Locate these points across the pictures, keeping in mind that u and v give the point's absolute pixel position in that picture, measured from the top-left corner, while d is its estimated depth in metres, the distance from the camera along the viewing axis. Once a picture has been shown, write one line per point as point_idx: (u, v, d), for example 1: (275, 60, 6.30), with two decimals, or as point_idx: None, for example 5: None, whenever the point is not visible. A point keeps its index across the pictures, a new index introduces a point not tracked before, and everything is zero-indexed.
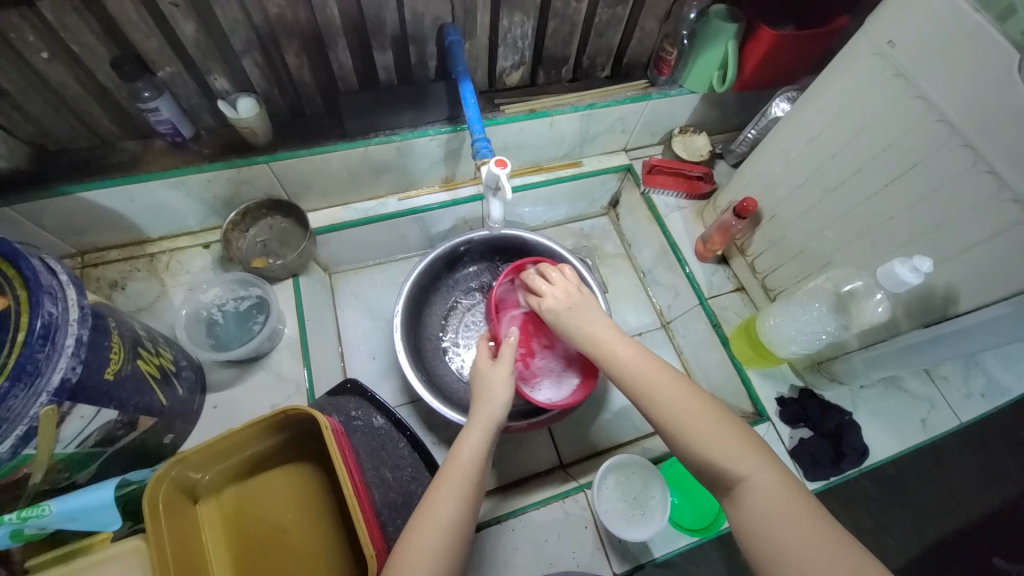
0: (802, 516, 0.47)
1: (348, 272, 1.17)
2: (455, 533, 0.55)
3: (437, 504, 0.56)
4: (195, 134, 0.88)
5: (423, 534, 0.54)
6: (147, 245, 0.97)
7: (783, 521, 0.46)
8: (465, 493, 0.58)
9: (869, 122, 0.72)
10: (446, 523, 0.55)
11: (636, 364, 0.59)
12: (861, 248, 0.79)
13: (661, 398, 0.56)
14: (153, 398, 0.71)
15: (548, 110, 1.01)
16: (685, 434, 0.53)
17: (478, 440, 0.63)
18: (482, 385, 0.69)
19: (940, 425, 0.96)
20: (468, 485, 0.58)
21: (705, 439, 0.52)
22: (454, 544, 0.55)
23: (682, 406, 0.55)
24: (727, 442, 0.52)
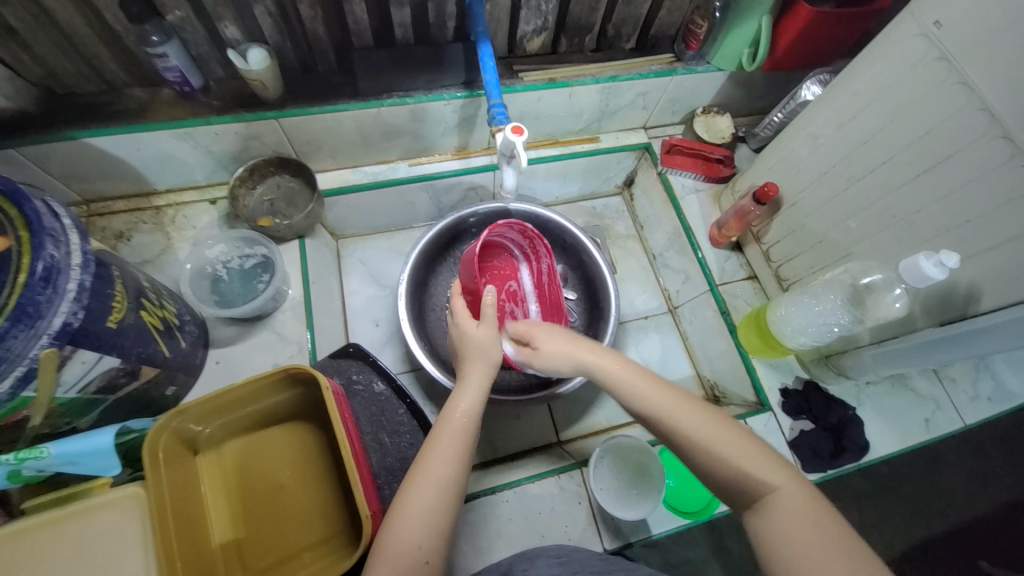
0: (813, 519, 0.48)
1: (355, 238, 1.16)
2: (452, 490, 0.55)
3: (433, 464, 0.56)
4: (204, 85, 0.85)
5: (418, 494, 0.54)
6: (153, 197, 0.96)
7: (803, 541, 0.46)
8: (461, 452, 0.57)
9: (905, 108, 0.69)
10: (442, 483, 0.55)
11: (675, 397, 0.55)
12: (883, 241, 0.77)
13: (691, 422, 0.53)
14: (156, 350, 0.71)
15: (568, 79, 0.97)
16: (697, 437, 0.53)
17: (471, 404, 0.61)
18: (470, 342, 0.67)
19: (944, 425, 0.96)
20: (463, 444, 0.58)
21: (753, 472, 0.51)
22: (447, 506, 0.55)
23: (692, 410, 0.54)
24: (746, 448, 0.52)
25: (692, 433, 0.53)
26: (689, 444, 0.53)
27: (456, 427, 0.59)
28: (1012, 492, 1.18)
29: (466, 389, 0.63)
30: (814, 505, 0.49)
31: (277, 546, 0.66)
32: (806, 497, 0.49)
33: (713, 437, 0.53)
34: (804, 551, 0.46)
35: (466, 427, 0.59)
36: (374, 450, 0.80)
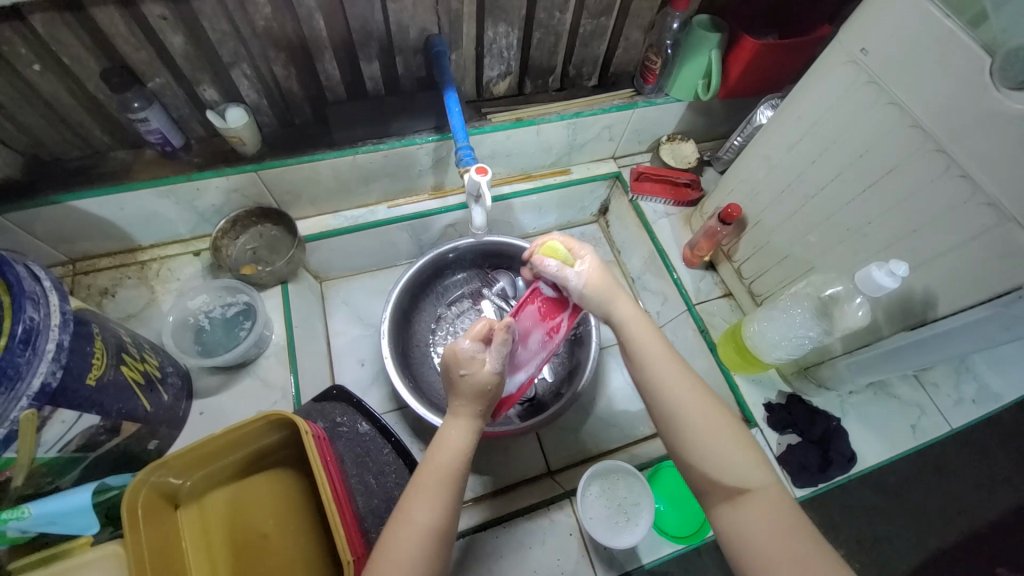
0: (790, 528, 0.51)
1: (339, 280, 1.18)
2: (434, 538, 0.55)
3: (413, 509, 0.56)
4: (186, 144, 0.89)
5: (399, 539, 0.54)
6: (138, 252, 0.98)
7: (765, 530, 0.52)
8: (446, 500, 0.57)
9: (845, 129, 0.73)
10: (424, 528, 0.55)
11: (687, 379, 0.61)
12: (841, 253, 0.79)
13: (688, 402, 0.59)
14: (137, 404, 0.71)
15: (534, 118, 1.02)
16: (697, 441, 0.57)
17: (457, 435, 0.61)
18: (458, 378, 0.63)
19: (931, 431, 0.96)
20: (448, 491, 0.57)
21: (731, 458, 0.56)
22: (430, 549, 0.55)
23: (702, 423, 0.58)
24: (741, 455, 0.56)
25: (689, 411, 0.58)
26: (688, 435, 0.58)
27: (440, 469, 0.58)
28: (1013, 492, 1.17)
29: (453, 424, 0.62)
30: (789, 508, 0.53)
31: None
32: (781, 502, 0.54)
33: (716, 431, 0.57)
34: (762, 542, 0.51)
35: (452, 469, 0.59)
36: (359, 492, 0.78)
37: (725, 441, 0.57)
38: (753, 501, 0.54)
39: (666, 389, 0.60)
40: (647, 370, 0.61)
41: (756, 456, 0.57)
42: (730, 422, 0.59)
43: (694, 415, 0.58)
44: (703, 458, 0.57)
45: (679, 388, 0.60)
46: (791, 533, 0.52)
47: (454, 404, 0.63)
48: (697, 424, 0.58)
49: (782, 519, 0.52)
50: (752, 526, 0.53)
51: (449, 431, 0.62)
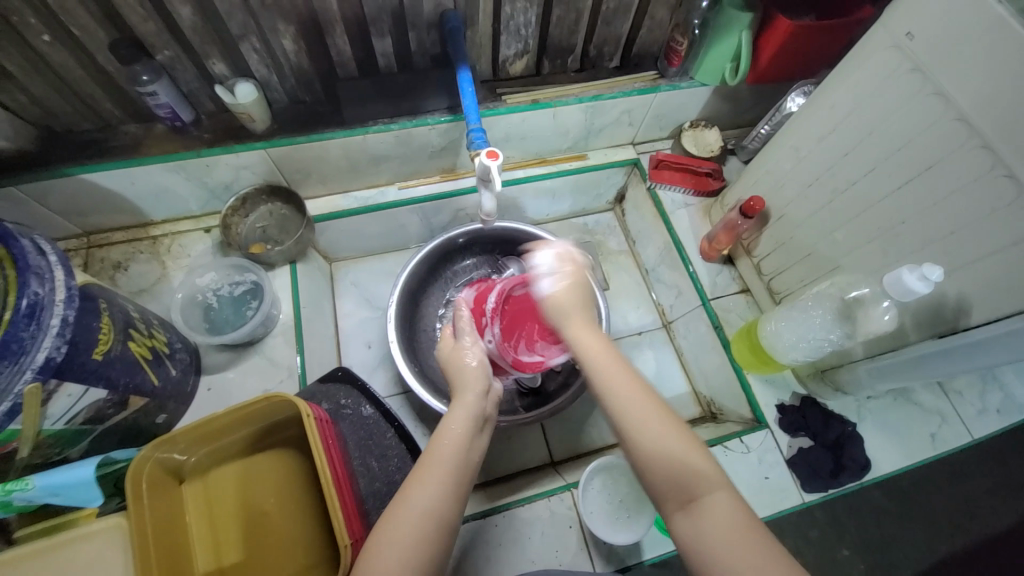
0: (745, 535, 0.48)
1: (348, 262, 1.17)
2: (432, 523, 0.54)
3: (414, 495, 0.55)
4: (195, 118, 0.88)
5: (395, 525, 0.53)
6: (150, 227, 0.98)
7: (724, 538, 0.48)
8: (447, 486, 0.56)
9: (882, 120, 0.68)
10: (426, 512, 0.54)
11: (634, 390, 0.57)
12: (870, 253, 0.75)
13: (632, 411, 0.55)
14: (144, 379, 0.72)
15: (551, 100, 0.98)
16: (638, 433, 0.54)
17: (462, 420, 0.61)
18: (456, 376, 0.68)
19: (951, 440, 0.93)
20: (450, 479, 0.57)
21: (671, 449, 0.53)
22: (432, 534, 0.53)
23: (642, 411, 0.55)
24: (690, 453, 0.53)
25: (649, 440, 0.53)
26: (636, 440, 0.54)
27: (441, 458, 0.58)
28: None
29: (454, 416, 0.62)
30: (748, 522, 0.49)
31: None
32: (738, 509, 0.50)
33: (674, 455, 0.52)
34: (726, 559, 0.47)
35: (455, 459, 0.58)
36: (361, 475, 0.79)
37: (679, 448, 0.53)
38: (708, 507, 0.50)
39: (609, 393, 0.57)
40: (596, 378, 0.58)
41: (702, 454, 0.53)
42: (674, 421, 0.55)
43: (650, 430, 0.54)
44: (642, 446, 0.53)
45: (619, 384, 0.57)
46: (746, 535, 0.48)
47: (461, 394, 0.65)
48: (643, 416, 0.55)
49: (739, 526, 0.49)
50: (707, 526, 0.49)
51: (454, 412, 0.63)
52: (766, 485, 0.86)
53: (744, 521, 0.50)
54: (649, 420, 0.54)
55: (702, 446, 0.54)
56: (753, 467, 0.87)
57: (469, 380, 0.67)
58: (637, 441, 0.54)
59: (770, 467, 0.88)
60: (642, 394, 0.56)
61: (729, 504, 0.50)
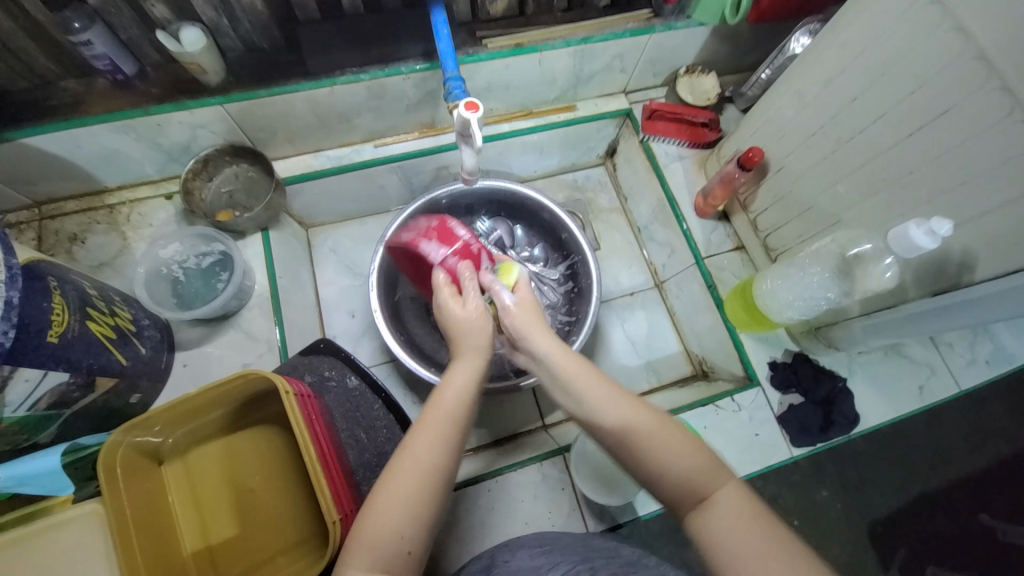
0: (755, 526, 0.48)
1: (326, 227, 1.10)
2: (433, 478, 0.52)
3: (415, 448, 0.53)
4: (140, 71, 0.79)
5: (396, 478, 0.52)
6: (106, 195, 0.91)
7: (735, 534, 0.48)
8: (448, 440, 0.55)
9: (895, 61, 0.63)
10: (428, 466, 0.53)
11: (636, 402, 0.57)
12: (873, 207, 0.71)
13: (640, 420, 0.55)
14: (110, 359, 0.68)
15: (536, 44, 0.90)
16: (646, 441, 0.54)
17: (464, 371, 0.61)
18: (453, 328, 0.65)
19: (937, 392, 0.94)
20: (451, 433, 0.55)
21: (680, 458, 0.53)
22: (429, 492, 0.52)
23: (649, 419, 0.55)
24: (698, 460, 0.53)
25: (657, 448, 0.54)
26: (641, 449, 0.54)
27: (441, 411, 0.56)
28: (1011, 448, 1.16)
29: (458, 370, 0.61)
30: (760, 515, 0.49)
31: (248, 553, 0.64)
32: (748, 505, 0.50)
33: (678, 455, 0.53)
34: (738, 553, 0.47)
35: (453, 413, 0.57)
36: (350, 447, 0.77)
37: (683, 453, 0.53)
38: (717, 507, 0.50)
39: (605, 401, 0.57)
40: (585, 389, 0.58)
41: (707, 454, 0.53)
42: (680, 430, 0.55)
43: (659, 435, 0.54)
44: (655, 455, 0.54)
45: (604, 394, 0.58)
46: (759, 526, 0.48)
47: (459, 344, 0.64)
48: (650, 425, 0.55)
49: (749, 521, 0.49)
50: (717, 523, 0.49)
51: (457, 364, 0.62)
52: (755, 441, 0.87)
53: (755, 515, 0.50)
54: (658, 429, 0.54)
55: (720, 458, 0.53)
56: (743, 425, 0.88)
57: (472, 334, 0.64)
58: (645, 447, 0.54)
59: (760, 424, 0.88)
60: (644, 408, 0.56)
61: (738, 500, 0.51)
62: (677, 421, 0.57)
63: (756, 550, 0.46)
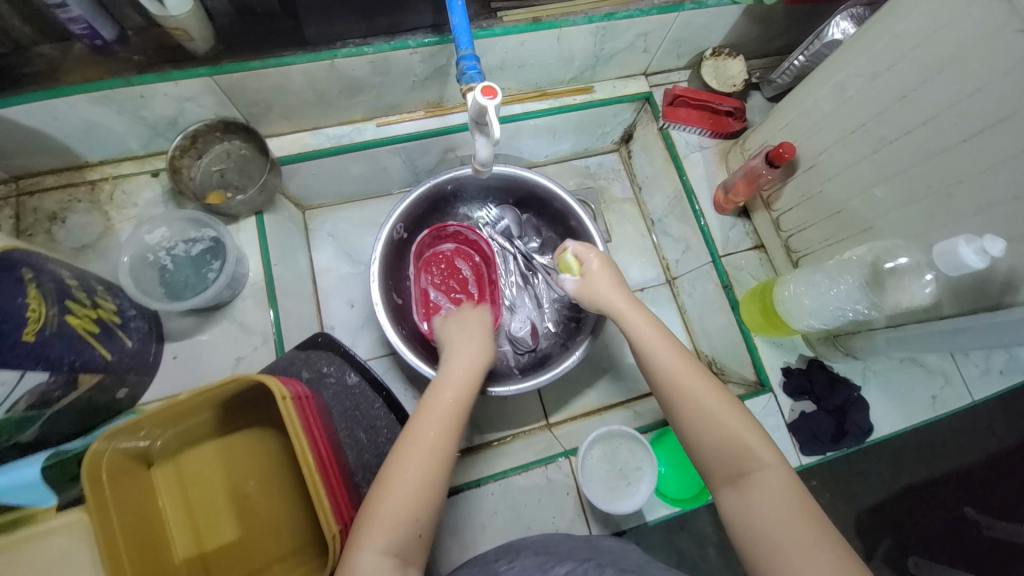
0: (796, 508, 0.49)
1: (324, 209, 1.04)
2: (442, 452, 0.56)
3: (422, 424, 0.57)
4: (121, 35, 0.72)
5: (407, 451, 0.55)
6: (87, 170, 0.84)
7: (774, 513, 0.49)
8: (454, 421, 0.59)
9: (954, 59, 0.57)
10: (436, 442, 0.56)
11: (692, 373, 0.59)
12: (912, 215, 0.67)
13: (687, 390, 0.57)
14: (93, 355, 0.64)
15: (556, 19, 0.82)
16: (689, 412, 0.56)
17: (464, 371, 0.66)
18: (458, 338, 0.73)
19: (950, 402, 0.91)
20: (456, 416, 0.59)
21: (724, 431, 0.54)
22: (438, 477, 0.55)
23: (695, 388, 0.57)
24: (748, 432, 0.54)
25: (699, 418, 0.56)
26: (682, 418, 0.57)
27: (447, 400, 0.61)
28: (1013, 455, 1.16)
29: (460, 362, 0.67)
30: (802, 498, 0.50)
31: (243, 561, 0.61)
32: (790, 485, 0.51)
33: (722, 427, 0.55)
34: (773, 534, 0.48)
35: (455, 408, 0.61)
36: (349, 446, 0.74)
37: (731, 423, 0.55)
38: (758, 484, 0.51)
39: (655, 358, 0.61)
40: (645, 352, 0.62)
41: (757, 430, 0.54)
42: (734, 405, 0.56)
43: (705, 407, 0.56)
44: (696, 424, 0.56)
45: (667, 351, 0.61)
46: (799, 509, 0.49)
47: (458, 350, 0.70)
48: (685, 392, 0.58)
49: (790, 501, 0.50)
50: (754, 501, 0.51)
51: (456, 366, 0.67)
52: None
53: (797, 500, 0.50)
54: (706, 396, 0.56)
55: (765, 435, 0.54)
56: None
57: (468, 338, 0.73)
58: (690, 417, 0.56)
59: (771, 431, 0.86)
60: (699, 375, 0.58)
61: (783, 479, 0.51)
62: (734, 399, 0.57)
63: (797, 533, 0.48)
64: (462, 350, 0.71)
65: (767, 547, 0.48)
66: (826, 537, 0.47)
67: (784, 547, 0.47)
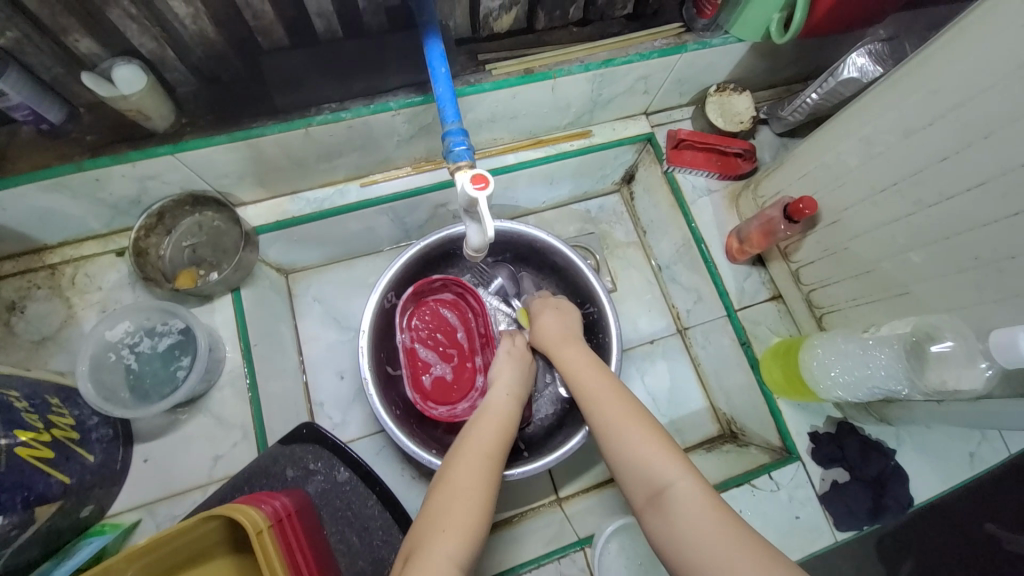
0: (708, 519, 0.52)
1: (308, 272, 0.97)
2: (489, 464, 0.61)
3: (470, 437, 0.64)
4: (72, 115, 0.65)
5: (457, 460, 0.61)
6: (44, 253, 0.76)
7: (693, 527, 0.52)
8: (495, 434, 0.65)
9: (1006, 121, 0.51)
10: (482, 455, 0.62)
11: (618, 401, 0.64)
12: (957, 285, 0.60)
13: (613, 414, 0.62)
14: (49, 484, 0.58)
15: (549, 69, 0.76)
16: (614, 433, 0.61)
17: (506, 388, 0.71)
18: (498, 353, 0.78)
19: (992, 460, 0.84)
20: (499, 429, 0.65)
21: (640, 448, 0.58)
22: (486, 487, 0.59)
23: (619, 414, 0.62)
24: (654, 451, 0.58)
25: (624, 442, 0.60)
26: (608, 443, 0.61)
27: (486, 415, 0.67)
28: None
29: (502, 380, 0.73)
30: (715, 514, 0.52)
31: None
32: (699, 498, 0.53)
33: (639, 444, 0.59)
34: (695, 545, 0.51)
35: (499, 421, 0.67)
36: (342, 553, 0.68)
37: (649, 447, 0.58)
38: (672, 498, 0.54)
39: (586, 386, 0.67)
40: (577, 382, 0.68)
41: (671, 450, 0.58)
42: (655, 430, 0.60)
43: (628, 430, 0.60)
44: (625, 450, 0.59)
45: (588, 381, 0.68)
46: (711, 522, 0.52)
47: (498, 370, 0.74)
48: (616, 417, 0.62)
49: (702, 514, 0.53)
50: (672, 517, 0.53)
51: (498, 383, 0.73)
52: (796, 525, 0.77)
53: (713, 511, 0.52)
54: (623, 421, 0.61)
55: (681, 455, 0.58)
56: (782, 507, 0.78)
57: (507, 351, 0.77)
58: (613, 440, 0.61)
59: (801, 505, 0.78)
60: (619, 402, 0.63)
61: (695, 493, 0.54)
62: (655, 422, 0.62)
63: (711, 543, 0.50)
64: (501, 364, 0.75)
65: (691, 559, 0.51)
66: (739, 544, 0.49)
67: (706, 559, 0.50)
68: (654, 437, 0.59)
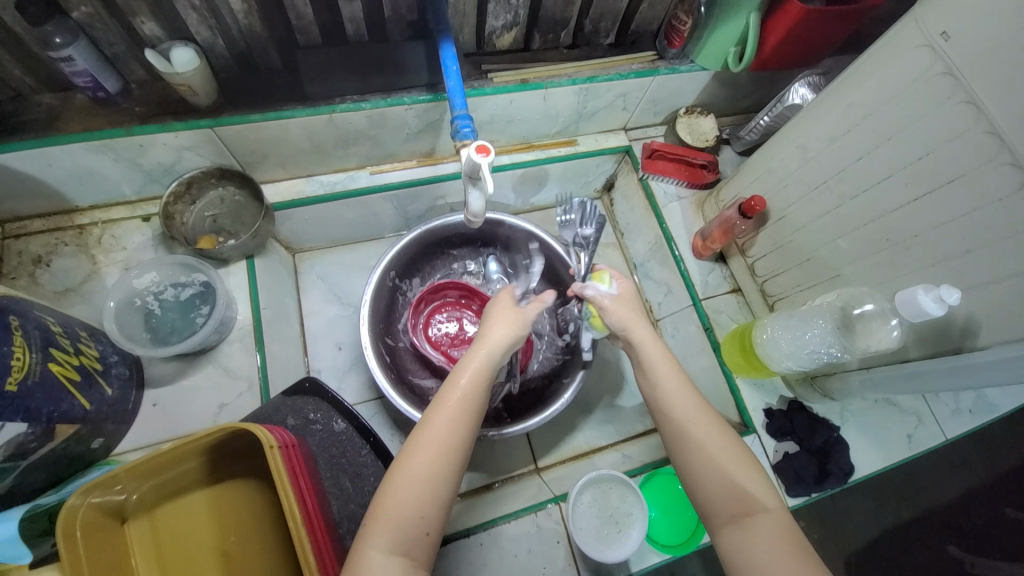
0: (791, 553, 0.51)
1: (314, 253, 1.05)
2: (453, 456, 0.55)
3: (438, 424, 0.56)
4: (123, 88, 0.75)
5: (419, 459, 0.54)
6: (76, 214, 0.83)
7: (771, 555, 0.51)
8: (466, 424, 0.57)
9: (904, 126, 0.64)
10: (448, 446, 0.55)
11: (706, 416, 0.60)
12: (877, 264, 0.72)
13: (699, 429, 0.59)
14: (73, 405, 0.62)
15: (542, 80, 0.89)
16: (698, 448, 0.58)
17: (482, 366, 0.60)
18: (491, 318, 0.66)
19: (927, 442, 0.94)
20: (470, 418, 0.57)
21: (727, 471, 0.57)
22: (448, 485, 0.54)
23: (712, 429, 0.59)
24: (746, 472, 0.57)
25: (706, 458, 0.58)
26: (687, 454, 0.59)
27: (459, 395, 0.58)
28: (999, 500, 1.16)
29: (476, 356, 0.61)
30: (799, 545, 0.52)
31: None
32: (785, 525, 0.54)
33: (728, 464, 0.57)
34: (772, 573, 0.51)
35: (468, 403, 0.58)
36: (334, 497, 0.72)
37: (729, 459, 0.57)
38: (756, 524, 0.54)
39: (669, 392, 0.62)
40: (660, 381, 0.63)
41: (759, 473, 0.57)
42: (741, 449, 0.59)
43: (714, 447, 0.58)
44: (705, 465, 0.57)
45: (676, 385, 0.63)
46: (795, 552, 0.52)
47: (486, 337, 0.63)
48: (708, 433, 0.59)
49: (785, 541, 0.52)
50: (749, 543, 0.53)
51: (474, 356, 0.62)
52: None
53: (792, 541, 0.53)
54: (715, 438, 0.58)
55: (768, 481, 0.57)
56: None
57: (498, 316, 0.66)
58: (695, 453, 0.58)
59: None
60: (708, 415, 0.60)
61: (779, 522, 0.54)
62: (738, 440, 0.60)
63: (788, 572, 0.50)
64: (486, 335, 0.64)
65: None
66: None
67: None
68: (743, 459, 0.58)
